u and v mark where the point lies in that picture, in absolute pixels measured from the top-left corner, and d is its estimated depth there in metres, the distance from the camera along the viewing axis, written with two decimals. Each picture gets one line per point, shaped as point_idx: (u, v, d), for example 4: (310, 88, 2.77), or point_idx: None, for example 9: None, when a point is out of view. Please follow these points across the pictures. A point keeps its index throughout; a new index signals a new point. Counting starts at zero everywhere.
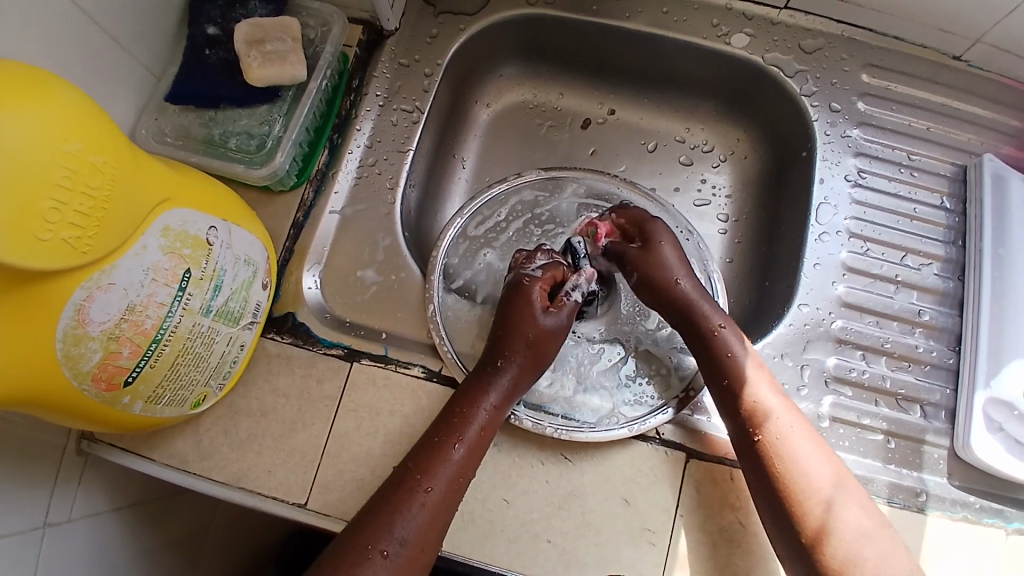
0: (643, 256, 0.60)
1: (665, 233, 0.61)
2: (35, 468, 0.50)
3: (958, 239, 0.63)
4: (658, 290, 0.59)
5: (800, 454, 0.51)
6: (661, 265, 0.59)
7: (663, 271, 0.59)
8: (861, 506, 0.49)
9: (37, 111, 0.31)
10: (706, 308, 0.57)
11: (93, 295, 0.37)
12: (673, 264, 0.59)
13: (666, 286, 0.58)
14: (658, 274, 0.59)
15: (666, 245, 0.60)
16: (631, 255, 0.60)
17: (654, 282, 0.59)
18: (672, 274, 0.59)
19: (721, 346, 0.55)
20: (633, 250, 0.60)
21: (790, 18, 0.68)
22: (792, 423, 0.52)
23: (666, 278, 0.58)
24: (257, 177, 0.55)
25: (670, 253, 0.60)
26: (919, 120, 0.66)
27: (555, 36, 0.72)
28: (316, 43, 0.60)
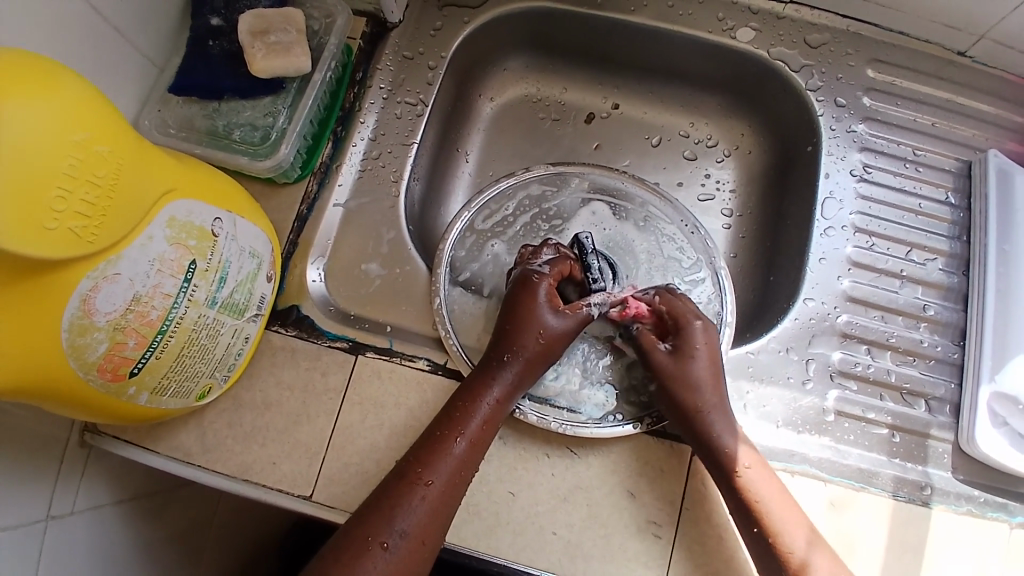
0: (671, 369, 0.54)
1: (705, 342, 0.55)
2: (37, 460, 0.50)
3: (963, 234, 0.63)
4: (677, 406, 0.53)
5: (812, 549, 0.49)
6: (688, 384, 0.54)
7: (694, 389, 0.53)
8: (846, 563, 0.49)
9: (43, 99, 0.31)
10: (707, 411, 0.53)
11: (99, 286, 0.36)
12: (704, 382, 0.54)
13: (682, 399, 0.53)
14: (686, 394, 0.53)
15: (698, 360, 0.55)
16: (658, 363, 0.55)
17: (671, 398, 0.54)
18: (682, 382, 0.54)
19: (721, 454, 0.51)
20: (660, 355, 0.55)
21: (795, 12, 0.67)
22: (796, 521, 0.50)
23: (689, 393, 0.53)
24: (262, 169, 0.55)
25: (704, 369, 0.54)
26: (924, 115, 0.66)
27: (559, 30, 0.72)
28: (320, 35, 0.59)
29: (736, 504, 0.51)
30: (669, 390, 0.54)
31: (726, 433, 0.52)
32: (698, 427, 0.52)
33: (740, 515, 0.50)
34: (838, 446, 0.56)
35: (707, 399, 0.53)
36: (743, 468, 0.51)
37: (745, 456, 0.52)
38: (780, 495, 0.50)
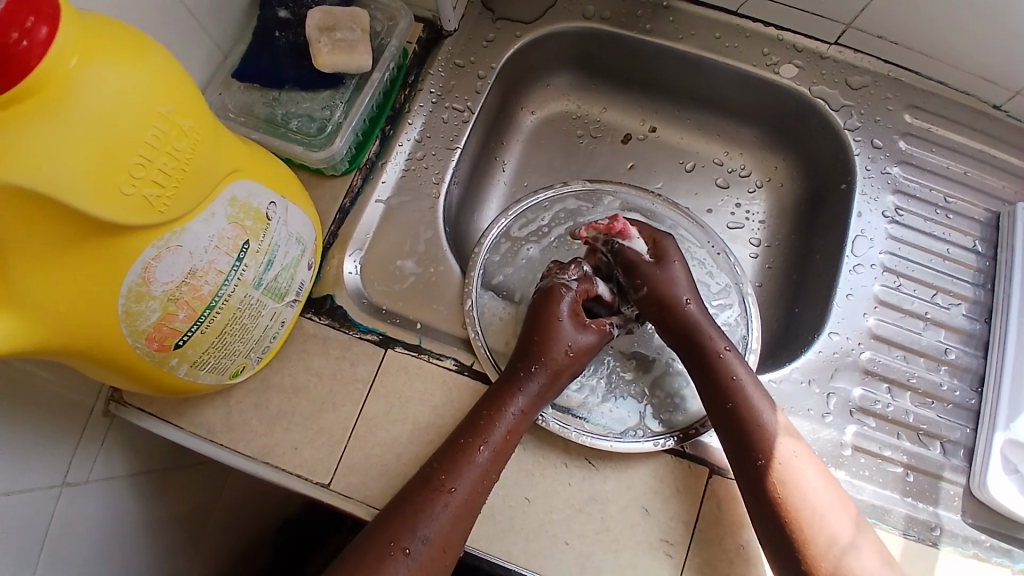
0: (655, 272, 0.59)
1: (675, 253, 0.61)
2: (69, 422, 0.51)
3: (988, 283, 0.64)
4: (669, 318, 0.58)
5: (819, 496, 0.51)
6: (672, 282, 0.59)
7: (672, 290, 0.59)
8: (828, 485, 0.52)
9: (135, 71, 0.33)
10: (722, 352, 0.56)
11: (161, 255, 0.38)
12: (682, 281, 0.59)
13: (683, 325, 0.58)
14: (669, 291, 0.58)
15: (676, 263, 0.60)
16: (644, 268, 0.59)
17: (663, 306, 0.58)
18: (689, 313, 0.58)
19: (736, 391, 0.54)
20: (645, 264, 0.60)
21: (838, 53, 0.69)
22: (810, 474, 0.52)
23: (680, 304, 0.58)
24: (315, 159, 0.57)
25: (677, 272, 0.60)
26: (957, 164, 0.67)
27: (606, 51, 0.73)
28: (381, 36, 0.61)
29: (745, 448, 0.52)
30: (672, 316, 0.58)
31: (745, 376, 0.55)
32: (716, 367, 0.55)
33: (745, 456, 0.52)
34: (853, 480, 0.56)
35: (686, 299, 0.58)
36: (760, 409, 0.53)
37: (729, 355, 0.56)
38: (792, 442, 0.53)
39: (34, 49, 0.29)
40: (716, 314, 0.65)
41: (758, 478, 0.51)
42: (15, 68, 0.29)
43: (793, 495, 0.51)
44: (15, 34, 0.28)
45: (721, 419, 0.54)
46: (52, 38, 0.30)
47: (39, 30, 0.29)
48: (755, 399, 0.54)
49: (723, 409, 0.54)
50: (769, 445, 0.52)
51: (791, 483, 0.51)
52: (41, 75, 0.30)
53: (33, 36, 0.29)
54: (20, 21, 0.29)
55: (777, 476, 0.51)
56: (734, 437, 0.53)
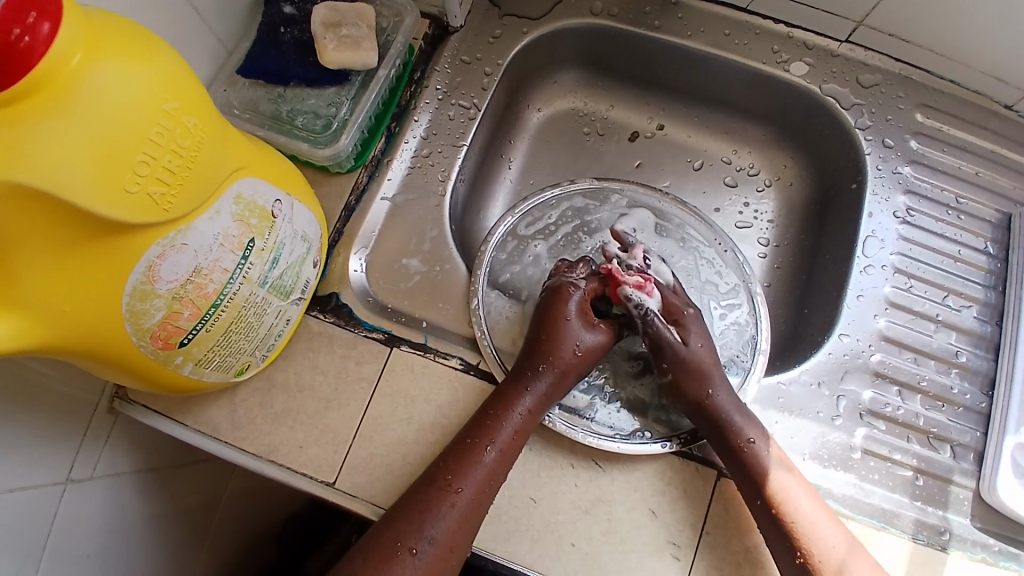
0: (681, 357, 0.56)
1: (696, 326, 0.58)
2: (73, 420, 0.51)
3: (999, 284, 0.63)
4: (692, 408, 0.55)
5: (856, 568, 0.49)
6: (698, 372, 0.56)
7: (696, 380, 0.55)
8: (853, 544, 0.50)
9: (139, 67, 0.33)
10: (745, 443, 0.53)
11: (166, 254, 0.37)
12: (707, 368, 0.56)
13: (709, 417, 0.54)
14: (695, 384, 0.55)
15: (698, 343, 0.57)
16: (671, 348, 0.56)
17: (688, 395, 0.55)
18: (715, 404, 0.54)
19: (762, 481, 0.51)
20: (672, 341, 0.56)
21: (850, 51, 0.68)
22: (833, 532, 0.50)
23: (704, 399, 0.55)
24: (320, 156, 0.56)
25: (702, 352, 0.57)
26: (968, 164, 0.67)
27: (614, 48, 0.73)
28: (388, 32, 0.61)
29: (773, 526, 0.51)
30: (696, 410, 0.55)
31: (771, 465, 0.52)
32: (742, 463, 0.52)
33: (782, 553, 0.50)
34: (862, 483, 0.56)
35: (712, 391, 0.55)
36: (784, 495, 0.51)
37: (748, 429, 0.53)
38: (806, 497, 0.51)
39: (37, 45, 0.29)
40: (725, 314, 0.65)
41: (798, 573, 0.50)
42: (17, 64, 0.28)
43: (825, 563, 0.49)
44: (17, 30, 0.28)
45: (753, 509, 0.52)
46: (55, 34, 0.29)
47: (41, 26, 0.29)
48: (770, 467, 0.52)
49: (755, 505, 0.51)
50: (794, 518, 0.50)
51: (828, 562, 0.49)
52: (44, 72, 0.29)
53: (36, 32, 0.29)
54: (22, 18, 0.28)
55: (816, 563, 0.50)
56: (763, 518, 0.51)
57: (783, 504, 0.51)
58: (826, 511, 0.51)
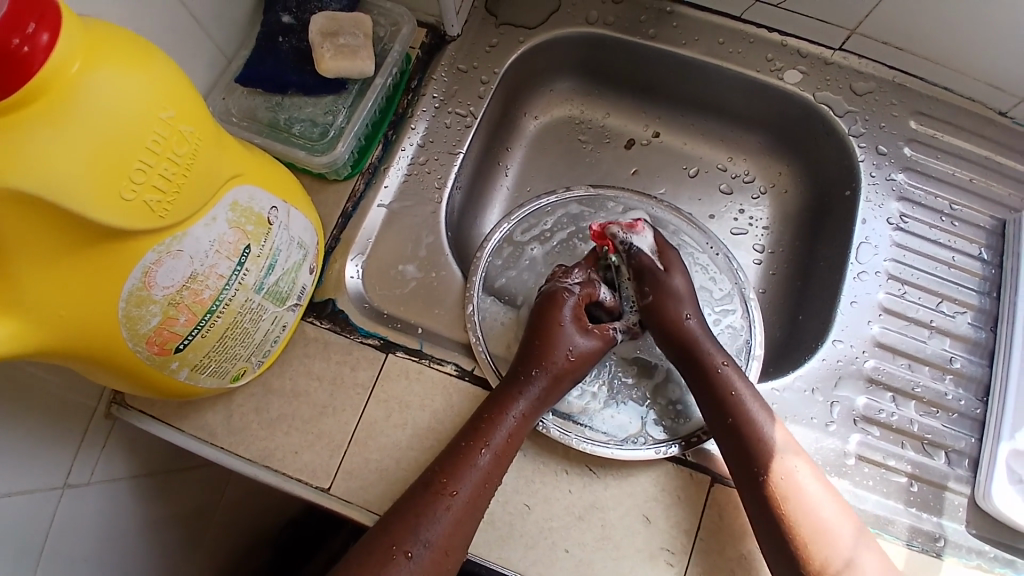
0: (659, 282, 0.60)
1: (679, 263, 0.62)
2: (71, 425, 0.51)
3: (993, 291, 0.63)
4: (668, 331, 0.58)
5: (821, 509, 0.51)
6: (675, 298, 0.59)
7: (675, 303, 0.59)
8: (819, 479, 0.52)
9: (136, 76, 0.33)
10: (720, 365, 0.56)
11: (162, 260, 0.38)
12: (684, 296, 0.60)
13: (684, 339, 0.58)
14: (671, 306, 0.59)
15: (679, 276, 0.61)
16: (651, 276, 0.60)
17: (666, 318, 0.59)
18: (690, 327, 0.58)
19: (732, 399, 0.54)
20: (653, 272, 0.60)
21: (843, 59, 0.69)
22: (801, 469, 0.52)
23: (681, 323, 0.58)
24: (317, 164, 0.57)
25: (682, 284, 0.60)
26: (962, 171, 0.67)
27: (609, 56, 0.73)
28: (385, 42, 0.62)
29: (744, 458, 0.52)
30: (673, 332, 0.58)
31: (744, 390, 0.55)
32: (714, 384, 0.55)
33: (743, 469, 0.52)
34: (856, 490, 0.56)
35: (688, 315, 0.59)
36: (752, 415, 0.53)
37: (722, 357, 0.57)
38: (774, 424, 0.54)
39: (36, 54, 0.29)
40: (719, 319, 0.65)
41: (757, 489, 0.51)
42: (16, 73, 0.29)
43: (791, 496, 0.51)
44: (16, 39, 0.29)
45: (721, 438, 0.54)
46: (53, 44, 0.30)
47: (40, 36, 0.29)
48: (744, 400, 0.54)
49: (723, 435, 0.54)
50: (763, 451, 0.52)
51: (795, 498, 0.51)
52: (43, 81, 0.30)
53: (35, 42, 0.29)
54: (21, 28, 0.29)
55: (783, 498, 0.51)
56: (734, 450, 0.53)
57: (751, 430, 0.53)
58: (789, 439, 0.54)
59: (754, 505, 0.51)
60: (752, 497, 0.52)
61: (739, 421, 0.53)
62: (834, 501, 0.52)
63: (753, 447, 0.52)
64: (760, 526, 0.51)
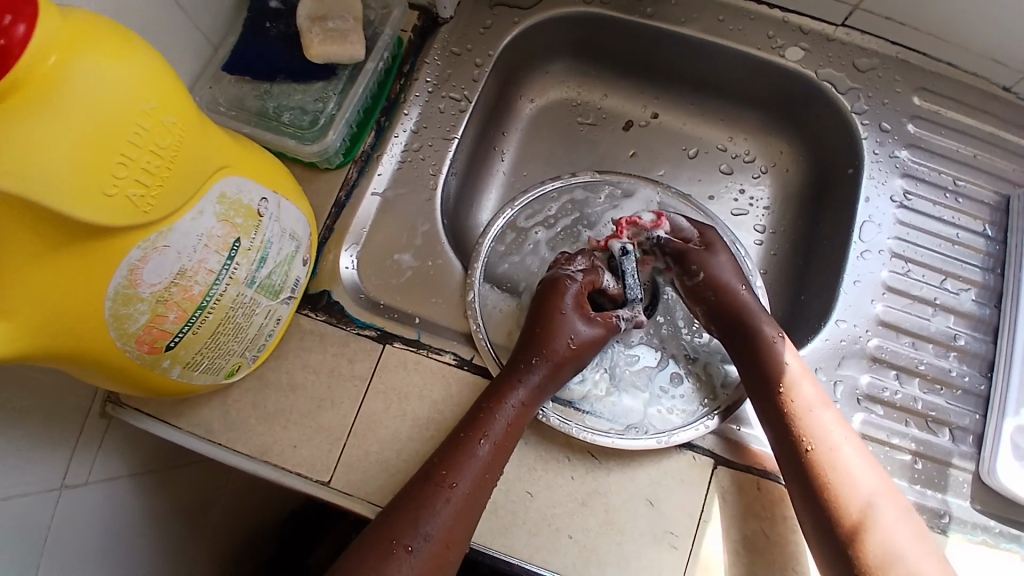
0: (706, 259, 0.60)
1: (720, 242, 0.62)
2: (66, 425, 0.50)
3: (998, 267, 0.62)
4: (720, 303, 0.59)
5: (859, 479, 0.50)
6: (728, 273, 0.60)
7: (725, 277, 0.59)
8: (863, 453, 0.52)
9: (118, 67, 0.32)
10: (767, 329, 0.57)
11: (148, 256, 0.36)
12: (733, 272, 0.60)
13: (735, 310, 0.58)
14: (722, 281, 0.59)
15: (725, 254, 0.61)
16: (694, 255, 0.60)
17: (716, 290, 0.59)
18: (740, 300, 0.58)
19: (775, 360, 0.55)
20: (694, 251, 0.61)
21: (846, 35, 0.67)
22: (843, 439, 0.52)
23: (735, 291, 0.59)
24: (308, 152, 0.56)
25: (730, 262, 0.61)
26: (966, 147, 0.66)
27: (606, 36, 0.72)
28: (376, 25, 0.60)
29: (786, 424, 0.53)
30: (722, 302, 0.59)
31: (792, 359, 0.55)
32: (764, 351, 0.56)
33: (780, 425, 0.53)
34: None
35: (740, 288, 0.59)
36: (797, 377, 0.54)
37: (772, 327, 0.57)
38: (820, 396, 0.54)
39: (13, 47, 0.28)
40: None
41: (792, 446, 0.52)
42: None
43: (831, 466, 0.51)
44: None
45: (767, 402, 0.54)
46: (31, 35, 0.28)
47: (17, 28, 0.28)
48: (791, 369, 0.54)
49: (768, 400, 0.54)
50: (805, 419, 0.52)
51: (834, 465, 0.51)
52: (20, 75, 0.28)
53: (11, 34, 0.28)
54: None
55: (823, 464, 0.51)
56: (776, 415, 0.53)
57: (796, 396, 0.53)
58: (833, 412, 0.53)
59: (793, 468, 0.52)
60: (790, 461, 0.52)
61: (782, 381, 0.54)
62: (871, 469, 0.51)
63: (795, 412, 0.53)
64: (796, 490, 0.51)
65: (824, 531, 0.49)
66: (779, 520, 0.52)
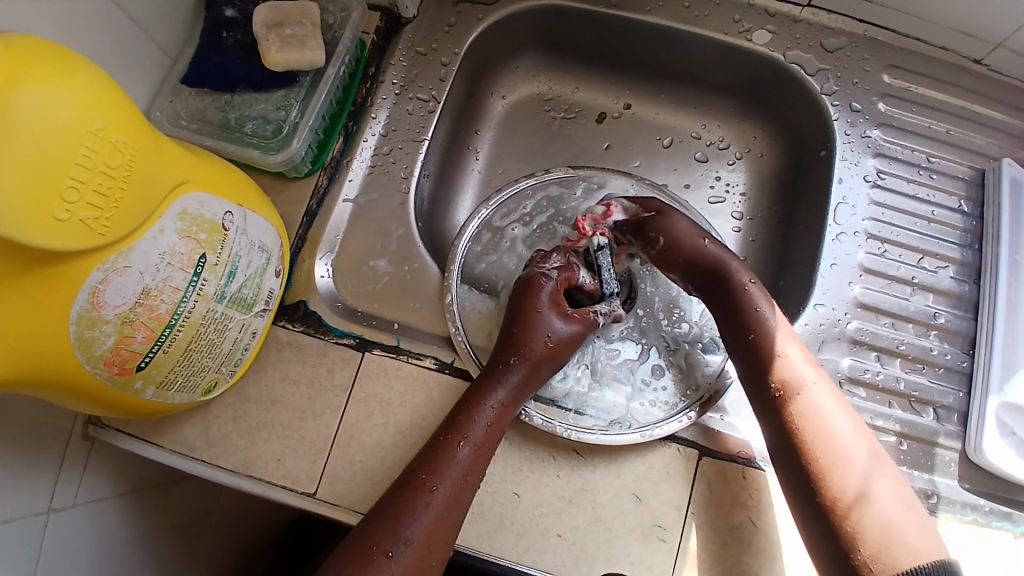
0: (662, 222, 0.60)
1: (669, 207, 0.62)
2: (47, 451, 0.50)
3: (975, 243, 0.62)
4: (690, 259, 0.59)
5: (835, 423, 0.50)
6: (690, 229, 0.60)
7: (685, 235, 0.59)
8: (841, 400, 0.52)
9: (62, 89, 0.31)
10: (748, 289, 0.56)
11: (109, 278, 0.36)
12: (694, 229, 0.60)
13: (706, 264, 0.58)
14: (687, 235, 0.59)
15: (679, 215, 0.60)
16: (650, 221, 0.60)
17: (685, 246, 0.59)
18: (710, 253, 0.58)
19: (755, 321, 0.54)
20: (649, 217, 0.60)
21: (812, 16, 0.67)
22: (819, 384, 0.52)
23: (699, 244, 0.59)
24: (273, 162, 0.55)
25: (686, 224, 0.60)
26: (938, 123, 0.66)
27: (574, 28, 0.71)
28: (335, 29, 0.59)
29: (761, 369, 0.53)
30: (692, 257, 0.59)
31: (767, 308, 0.55)
32: (740, 301, 0.56)
33: (762, 384, 0.53)
34: None
35: (706, 241, 0.59)
36: (778, 336, 0.54)
37: (746, 277, 0.57)
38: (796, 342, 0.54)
39: None
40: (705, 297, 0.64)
41: (778, 409, 0.52)
42: None
43: (806, 407, 0.51)
44: None
45: (743, 350, 0.54)
46: None
47: None
48: (767, 318, 0.54)
49: (744, 348, 0.54)
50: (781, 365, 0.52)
51: (809, 409, 0.51)
52: None
53: None
54: None
55: (797, 407, 0.51)
56: (751, 363, 0.54)
57: (770, 342, 0.53)
58: (811, 360, 0.53)
59: (770, 411, 0.52)
60: (766, 405, 0.52)
61: (761, 340, 0.54)
62: (857, 427, 0.51)
63: (770, 359, 0.53)
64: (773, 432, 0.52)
65: (809, 495, 0.49)
66: (765, 508, 0.52)
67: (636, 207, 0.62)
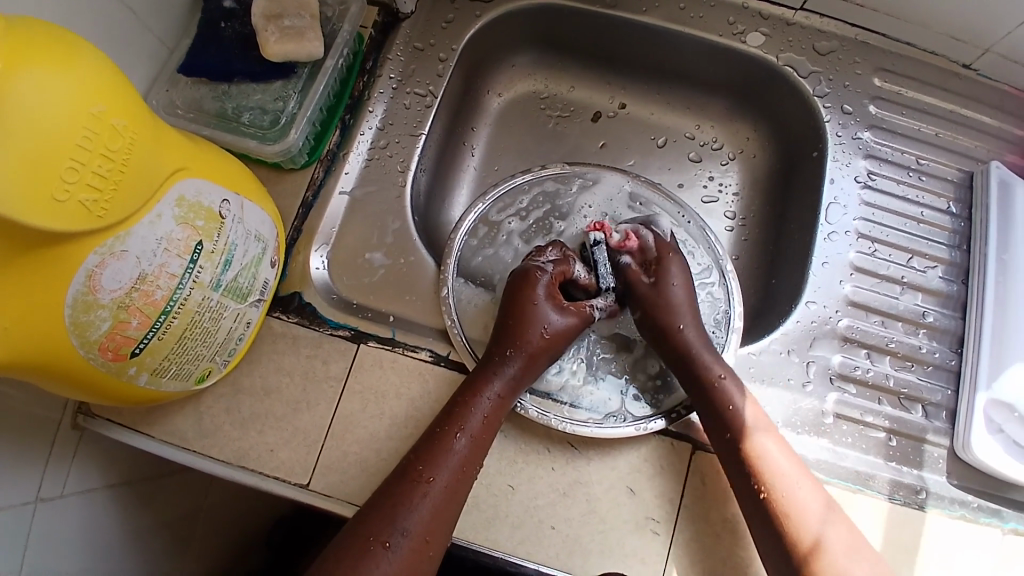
0: (652, 294, 0.59)
1: (676, 270, 0.60)
2: (37, 440, 0.49)
3: (964, 243, 0.63)
4: (664, 342, 0.57)
5: (801, 496, 0.50)
6: (670, 308, 0.58)
7: (668, 315, 0.58)
8: (804, 473, 0.51)
9: (62, 71, 0.31)
10: (720, 380, 0.54)
11: (106, 262, 0.36)
12: (681, 307, 0.58)
13: (679, 349, 0.56)
14: (666, 317, 0.58)
15: (677, 285, 0.59)
16: (642, 291, 0.59)
17: (660, 330, 0.58)
18: (684, 337, 0.57)
19: (724, 405, 0.53)
20: (644, 286, 0.60)
21: (805, 18, 0.68)
22: (784, 459, 0.51)
23: (673, 327, 0.57)
24: (270, 152, 0.55)
25: (680, 293, 0.59)
26: (928, 126, 0.67)
27: (570, 27, 0.72)
28: (333, 21, 0.60)
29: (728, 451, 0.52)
30: (667, 343, 0.57)
31: (735, 392, 0.53)
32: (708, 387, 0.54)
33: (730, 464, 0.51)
34: (836, 448, 0.56)
35: (682, 326, 0.57)
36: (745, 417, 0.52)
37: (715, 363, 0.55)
38: (759, 416, 0.53)
39: None
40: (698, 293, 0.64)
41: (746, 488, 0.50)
42: None
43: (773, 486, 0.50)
44: None
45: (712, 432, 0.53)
46: None
47: None
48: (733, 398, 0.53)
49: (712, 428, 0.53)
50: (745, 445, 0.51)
51: (776, 486, 0.50)
52: None
53: None
54: None
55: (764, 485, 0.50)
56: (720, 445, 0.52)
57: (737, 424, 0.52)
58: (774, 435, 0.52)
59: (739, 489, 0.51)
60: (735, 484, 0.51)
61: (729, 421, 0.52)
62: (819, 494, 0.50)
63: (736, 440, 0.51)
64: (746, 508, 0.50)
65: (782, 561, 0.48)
66: None
67: (655, 250, 0.62)
